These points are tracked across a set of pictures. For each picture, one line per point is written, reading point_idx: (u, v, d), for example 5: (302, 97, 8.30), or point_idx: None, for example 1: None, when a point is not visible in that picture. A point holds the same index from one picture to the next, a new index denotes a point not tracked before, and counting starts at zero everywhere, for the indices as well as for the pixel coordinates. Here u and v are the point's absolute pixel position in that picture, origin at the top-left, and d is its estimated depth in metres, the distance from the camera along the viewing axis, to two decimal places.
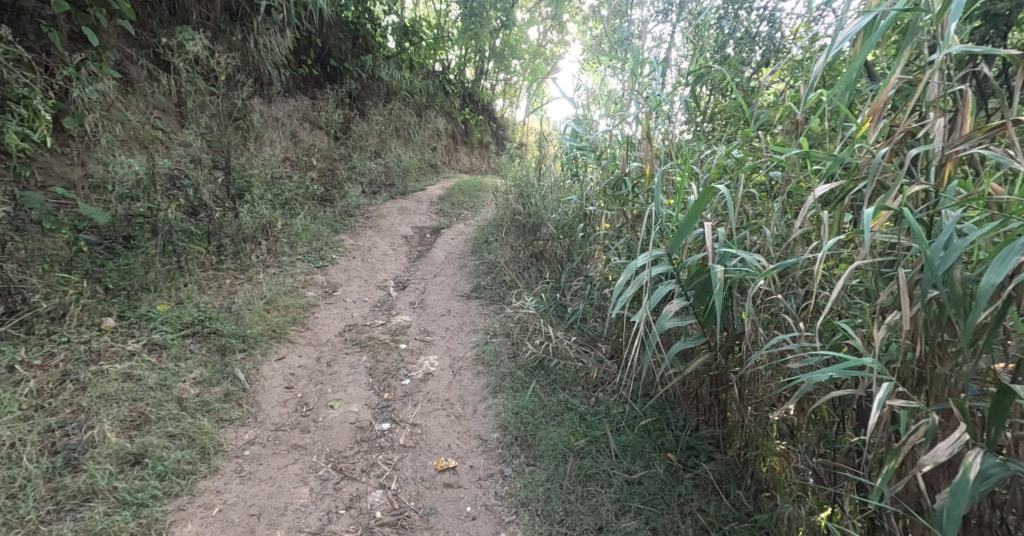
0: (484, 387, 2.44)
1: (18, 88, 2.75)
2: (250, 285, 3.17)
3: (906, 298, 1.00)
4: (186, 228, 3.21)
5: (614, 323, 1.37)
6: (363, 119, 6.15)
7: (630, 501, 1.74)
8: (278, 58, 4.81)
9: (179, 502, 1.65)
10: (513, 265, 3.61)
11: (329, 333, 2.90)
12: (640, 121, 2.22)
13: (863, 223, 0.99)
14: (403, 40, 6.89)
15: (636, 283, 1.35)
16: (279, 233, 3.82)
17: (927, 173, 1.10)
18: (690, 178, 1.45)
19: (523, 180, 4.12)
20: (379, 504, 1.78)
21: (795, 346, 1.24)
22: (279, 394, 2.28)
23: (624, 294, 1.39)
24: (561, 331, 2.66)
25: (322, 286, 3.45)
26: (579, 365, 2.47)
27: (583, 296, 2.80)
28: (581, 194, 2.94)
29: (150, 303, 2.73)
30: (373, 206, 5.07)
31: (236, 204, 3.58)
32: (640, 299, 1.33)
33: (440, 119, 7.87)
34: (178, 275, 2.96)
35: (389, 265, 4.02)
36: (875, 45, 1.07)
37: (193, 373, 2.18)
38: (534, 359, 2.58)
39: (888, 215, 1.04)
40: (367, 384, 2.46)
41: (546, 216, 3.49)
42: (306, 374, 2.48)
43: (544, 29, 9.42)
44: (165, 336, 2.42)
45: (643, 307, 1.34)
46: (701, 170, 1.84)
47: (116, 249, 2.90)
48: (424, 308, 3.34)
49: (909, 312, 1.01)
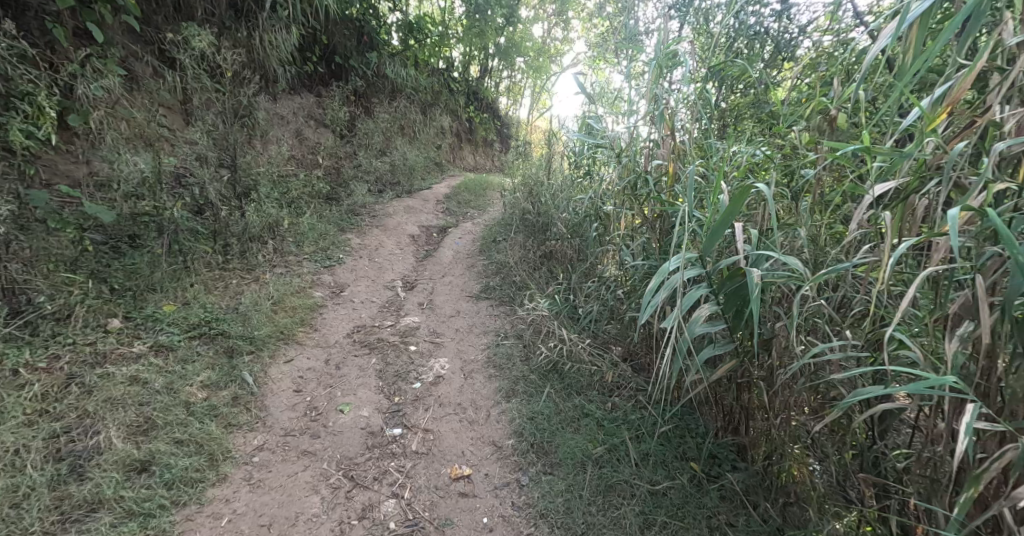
0: (498, 391, 2.39)
1: (23, 84, 2.70)
2: (257, 285, 3.12)
3: (990, 307, 0.95)
4: (192, 228, 3.16)
5: (645, 328, 1.31)
6: (369, 117, 6.10)
7: (655, 513, 1.69)
8: (283, 55, 4.76)
9: (188, 512, 1.60)
10: (522, 266, 3.56)
11: (337, 334, 2.86)
12: (657, 118, 2.16)
13: (947, 226, 0.92)
14: (407, 38, 6.83)
15: (670, 286, 1.28)
16: (286, 232, 3.77)
17: (1004, 171, 1.04)
18: (727, 177, 1.40)
19: (532, 178, 4.06)
20: (392, 515, 1.73)
21: (846, 355, 1.17)
22: (288, 397, 2.23)
23: (656, 298, 1.32)
24: (574, 333, 2.61)
25: (330, 286, 3.41)
26: (594, 369, 2.42)
27: (597, 297, 2.75)
28: (594, 193, 2.89)
29: (157, 303, 2.68)
30: (379, 205, 5.02)
31: (243, 203, 3.53)
32: (675, 304, 1.27)
33: (445, 117, 7.81)
34: (185, 275, 2.92)
35: (396, 264, 3.97)
36: (954, 32, 0.98)
37: (201, 376, 2.13)
38: (547, 362, 2.53)
39: (969, 216, 0.98)
40: (377, 387, 2.42)
41: (557, 215, 3.43)
42: (316, 377, 2.43)
43: (549, 25, 9.34)
44: (171, 337, 2.37)
45: (677, 312, 1.28)
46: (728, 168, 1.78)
47: (122, 248, 2.85)
48: (433, 308, 3.29)
49: (993, 322, 0.96)
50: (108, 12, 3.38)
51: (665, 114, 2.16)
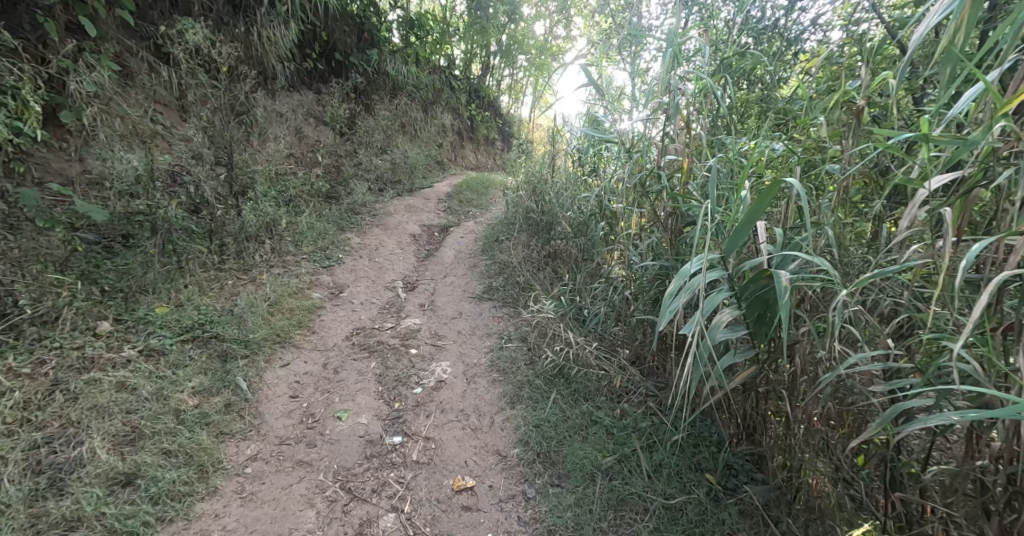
0: (502, 397, 2.31)
1: (10, 79, 2.61)
2: (253, 286, 3.03)
3: None
4: (187, 227, 3.08)
5: (663, 335, 1.21)
6: (369, 114, 6.01)
7: (669, 529, 1.61)
8: (282, 51, 4.67)
9: (175, 529, 1.52)
10: (526, 266, 3.47)
11: (336, 337, 2.77)
12: (672, 111, 2.01)
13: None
14: (408, 35, 6.73)
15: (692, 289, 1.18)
16: (284, 232, 3.68)
17: None
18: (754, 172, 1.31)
19: (536, 176, 3.97)
20: (392, 530, 1.64)
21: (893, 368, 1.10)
22: (284, 404, 2.14)
23: (675, 303, 1.24)
24: (581, 336, 2.52)
25: (328, 287, 3.32)
26: (602, 373, 2.33)
27: (604, 299, 2.66)
28: (600, 191, 2.80)
29: (149, 305, 2.59)
30: (380, 204, 4.93)
31: (239, 202, 3.44)
32: (698, 309, 1.17)
33: (446, 115, 7.71)
34: (179, 276, 2.83)
35: (397, 264, 3.88)
36: None
37: (192, 381, 2.04)
38: (553, 367, 2.44)
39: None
40: (377, 392, 2.33)
41: (562, 213, 3.34)
42: (313, 382, 2.35)
43: (551, 23, 9.23)
44: (163, 341, 2.28)
45: (699, 317, 1.18)
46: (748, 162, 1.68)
47: (115, 248, 2.77)
48: (435, 310, 3.20)
49: None
50: (101, 6, 3.29)
51: (684, 107, 2.00)
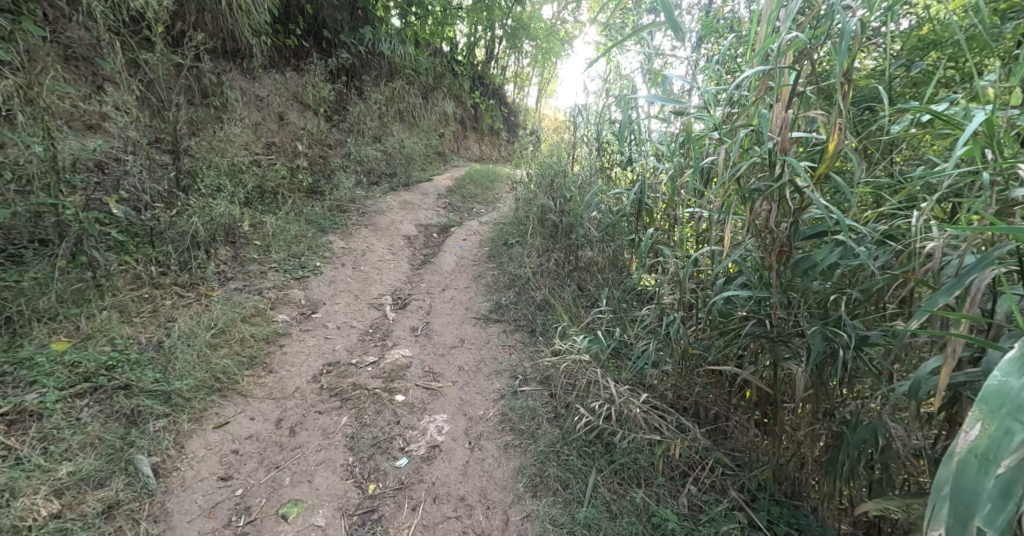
0: (521, 478, 1.69)
1: None
2: (200, 305, 2.39)
3: None
4: (108, 234, 2.39)
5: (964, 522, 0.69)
6: (361, 99, 5.31)
7: None
8: (257, 23, 3.99)
9: None
10: (543, 281, 2.80)
11: (299, 378, 2.12)
12: (844, 41, 0.97)
13: None
14: (406, 13, 6.01)
15: None
16: (249, 236, 3.04)
17: None
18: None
19: (554, 168, 3.27)
20: None
21: None
22: (208, 493, 1.52)
23: (1002, 455, 0.67)
24: (625, 386, 1.89)
25: (299, 306, 2.67)
26: (656, 441, 1.72)
27: (653, 330, 2.01)
28: (640, 188, 2.16)
29: (41, 341, 1.90)
30: (370, 199, 4.27)
31: (190, 199, 2.79)
32: None
33: (447, 102, 6.96)
34: (92, 299, 2.15)
35: (387, 274, 3.21)
36: None
37: (62, 471, 1.41)
38: (588, 428, 1.81)
39: None
40: (347, 467, 1.70)
41: (590, 214, 2.67)
42: (258, 450, 1.70)
43: (561, 5, 8.45)
44: (44, 397, 1.62)
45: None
46: (976, 143, 0.95)
47: (23, 258, 2.14)
48: (430, 336, 2.54)
49: None
50: None
51: (855, 51, 1.08)
